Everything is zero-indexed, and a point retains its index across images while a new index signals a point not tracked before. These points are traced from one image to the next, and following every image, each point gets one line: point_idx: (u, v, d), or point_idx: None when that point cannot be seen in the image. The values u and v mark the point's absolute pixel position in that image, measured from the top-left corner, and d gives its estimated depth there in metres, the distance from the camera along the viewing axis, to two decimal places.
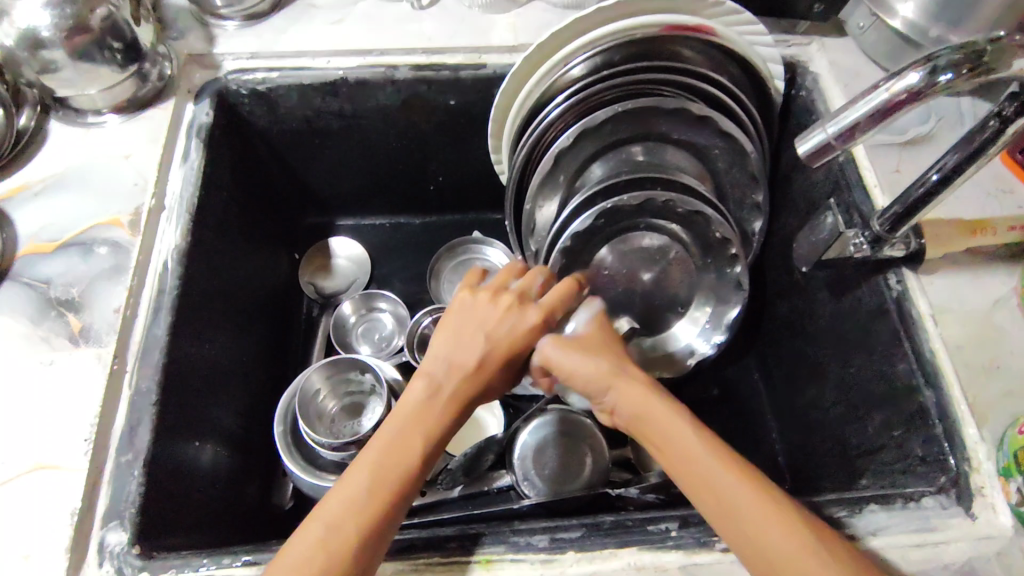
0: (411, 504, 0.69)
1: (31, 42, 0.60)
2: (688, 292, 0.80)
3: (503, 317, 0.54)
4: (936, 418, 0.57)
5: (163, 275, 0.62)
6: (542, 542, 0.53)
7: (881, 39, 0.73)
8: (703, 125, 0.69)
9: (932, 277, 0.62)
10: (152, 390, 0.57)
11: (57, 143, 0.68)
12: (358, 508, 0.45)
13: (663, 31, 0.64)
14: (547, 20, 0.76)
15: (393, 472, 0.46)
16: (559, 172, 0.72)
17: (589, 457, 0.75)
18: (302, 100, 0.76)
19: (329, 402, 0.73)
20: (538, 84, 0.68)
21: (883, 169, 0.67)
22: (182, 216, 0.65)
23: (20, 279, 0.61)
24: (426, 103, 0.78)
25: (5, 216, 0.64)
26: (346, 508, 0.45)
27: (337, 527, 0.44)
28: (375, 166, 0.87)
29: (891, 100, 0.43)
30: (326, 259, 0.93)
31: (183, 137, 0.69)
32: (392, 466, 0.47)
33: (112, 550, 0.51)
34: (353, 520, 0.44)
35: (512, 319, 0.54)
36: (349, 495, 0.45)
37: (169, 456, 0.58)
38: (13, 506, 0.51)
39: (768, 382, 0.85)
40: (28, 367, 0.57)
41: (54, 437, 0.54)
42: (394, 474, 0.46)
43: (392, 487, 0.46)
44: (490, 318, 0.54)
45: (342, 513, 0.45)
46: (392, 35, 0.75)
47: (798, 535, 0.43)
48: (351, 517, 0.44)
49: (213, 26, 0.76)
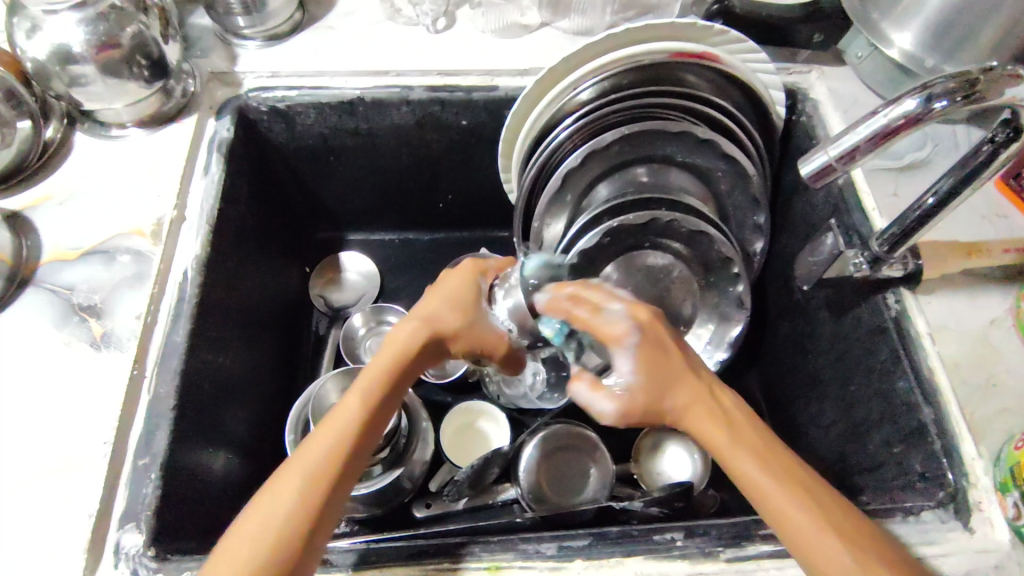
0: (417, 515, 0.72)
1: (62, 56, 0.62)
2: (692, 310, 0.83)
3: (472, 305, 0.59)
4: (935, 434, 0.59)
5: (184, 283, 0.64)
6: (551, 550, 0.53)
7: (879, 70, 0.75)
8: (709, 150, 0.74)
9: (929, 297, 0.64)
10: (171, 395, 0.59)
11: (82, 153, 0.70)
12: (275, 519, 0.46)
13: (670, 57, 0.68)
14: (557, 45, 0.80)
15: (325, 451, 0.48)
16: (567, 191, 0.76)
17: (594, 470, 0.76)
18: (319, 118, 0.79)
19: None
20: (548, 106, 0.71)
21: (880, 193, 0.69)
22: (202, 227, 0.67)
23: (44, 284, 0.63)
24: (441, 123, 0.81)
25: (29, 223, 0.66)
26: (266, 518, 0.46)
27: (268, 523, 0.46)
28: (388, 185, 0.90)
29: (890, 124, 0.45)
30: (337, 272, 0.94)
31: (204, 151, 0.72)
32: (317, 453, 0.48)
33: (128, 551, 0.52)
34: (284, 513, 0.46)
35: (456, 296, 0.59)
36: (277, 497, 0.47)
37: (184, 461, 0.59)
38: (32, 506, 0.52)
39: (769, 400, 0.86)
40: (50, 371, 0.58)
41: (75, 438, 0.55)
42: (309, 475, 0.47)
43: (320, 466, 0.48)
44: (450, 287, 0.59)
45: (263, 524, 0.46)
46: (409, 57, 0.78)
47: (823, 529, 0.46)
48: (278, 508, 0.46)
49: (235, 45, 0.78)
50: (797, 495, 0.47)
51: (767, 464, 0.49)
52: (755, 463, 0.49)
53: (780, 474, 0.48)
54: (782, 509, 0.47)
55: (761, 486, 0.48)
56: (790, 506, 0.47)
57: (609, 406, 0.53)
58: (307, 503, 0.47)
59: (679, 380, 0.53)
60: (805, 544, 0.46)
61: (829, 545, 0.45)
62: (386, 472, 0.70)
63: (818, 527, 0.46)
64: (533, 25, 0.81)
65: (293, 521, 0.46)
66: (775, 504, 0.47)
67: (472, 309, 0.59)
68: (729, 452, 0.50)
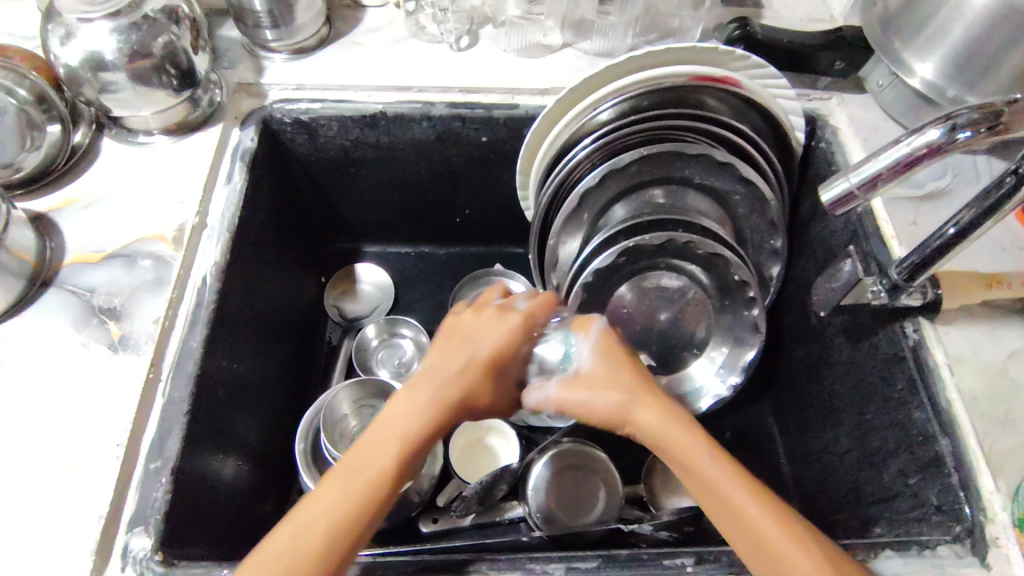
0: (423, 529, 0.72)
1: (94, 64, 0.64)
2: (706, 332, 0.83)
3: (505, 367, 0.56)
4: (952, 467, 0.58)
5: (202, 289, 0.64)
6: (558, 571, 0.53)
7: (899, 98, 0.75)
8: (726, 172, 0.75)
9: (948, 327, 0.64)
10: (185, 399, 0.59)
11: (108, 158, 0.72)
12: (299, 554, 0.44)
13: (690, 80, 0.69)
14: (578, 66, 0.81)
15: (355, 507, 0.46)
16: (583, 210, 0.77)
17: (603, 492, 0.74)
18: (341, 131, 0.80)
19: (351, 423, 0.74)
20: (567, 126, 0.73)
21: (900, 221, 0.69)
22: (222, 233, 0.68)
23: (65, 285, 0.64)
24: (461, 139, 0.81)
25: (54, 225, 0.67)
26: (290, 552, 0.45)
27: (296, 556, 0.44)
28: (405, 199, 0.91)
29: (915, 153, 0.45)
30: (352, 283, 0.95)
31: (228, 160, 0.73)
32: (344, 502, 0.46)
33: (135, 554, 0.52)
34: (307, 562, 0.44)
35: (502, 340, 0.56)
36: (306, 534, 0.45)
37: (195, 465, 0.59)
38: (44, 505, 0.53)
39: (782, 426, 0.85)
40: (68, 371, 0.59)
41: (88, 439, 0.56)
42: (342, 513, 0.46)
43: (347, 521, 0.46)
44: (487, 344, 0.55)
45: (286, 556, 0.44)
46: (431, 74, 0.79)
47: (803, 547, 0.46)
48: (304, 553, 0.45)
49: (262, 57, 0.80)
50: (772, 510, 0.48)
51: (739, 479, 0.49)
52: (734, 480, 0.49)
53: (754, 493, 0.48)
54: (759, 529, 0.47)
55: (733, 503, 0.48)
56: (765, 519, 0.47)
57: (553, 389, 0.56)
58: (336, 544, 0.45)
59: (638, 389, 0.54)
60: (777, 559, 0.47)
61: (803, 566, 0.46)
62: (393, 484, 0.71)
63: (789, 543, 0.47)
64: (555, 45, 0.82)
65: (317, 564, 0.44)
66: (750, 518, 0.48)
67: (503, 373, 0.56)
68: (691, 448, 0.50)
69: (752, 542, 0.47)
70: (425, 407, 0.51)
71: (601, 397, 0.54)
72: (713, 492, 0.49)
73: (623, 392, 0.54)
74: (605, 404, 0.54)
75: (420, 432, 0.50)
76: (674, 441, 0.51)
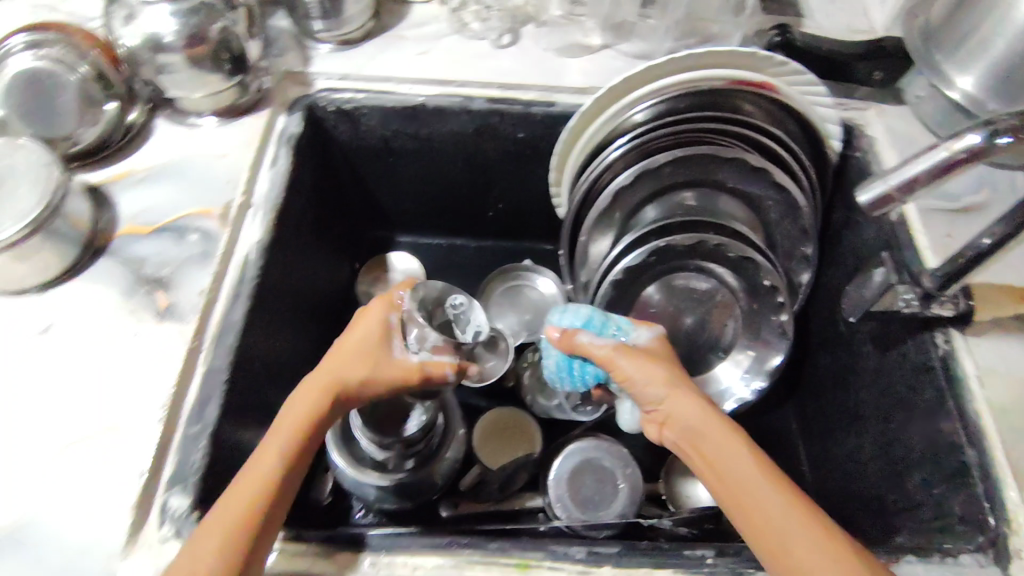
0: (444, 513, 0.75)
1: (155, 45, 0.67)
2: (731, 336, 0.83)
3: (382, 342, 0.59)
4: (977, 477, 0.58)
5: (245, 265, 0.67)
6: (580, 553, 0.54)
7: (938, 110, 0.75)
8: (760, 177, 0.75)
9: (979, 339, 0.63)
10: (224, 368, 0.61)
11: (161, 137, 0.75)
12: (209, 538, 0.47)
13: (727, 84, 0.70)
14: (616, 67, 0.82)
15: (256, 489, 0.50)
16: (615, 209, 0.79)
17: (623, 483, 0.74)
18: (383, 121, 0.82)
19: None
20: (603, 126, 0.75)
21: (934, 233, 0.69)
22: (266, 213, 0.70)
23: (118, 255, 0.66)
24: (498, 134, 0.83)
25: (108, 198, 0.70)
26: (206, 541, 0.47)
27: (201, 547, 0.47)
28: (439, 191, 0.93)
29: (952, 158, 0.45)
30: (383, 271, 0.96)
31: (274, 144, 0.76)
32: (243, 490, 0.50)
33: (173, 513, 0.54)
34: (216, 542, 0.47)
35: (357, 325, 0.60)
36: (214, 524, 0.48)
37: (231, 433, 0.61)
38: (90, 460, 0.55)
39: (805, 433, 0.85)
40: (118, 336, 0.61)
41: (134, 401, 0.58)
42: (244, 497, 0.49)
43: (244, 506, 0.49)
44: (370, 326, 0.60)
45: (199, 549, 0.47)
46: (473, 70, 0.81)
47: (807, 522, 0.49)
48: (208, 537, 0.47)
49: (310, 47, 0.82)
50: (784, 491, 0.52)
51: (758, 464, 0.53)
52: (754, 464, 0.53)
53: (770, 476, 0.53)
54: (767, 504, 0.51)
55: (749, 481, 0.52)
56: (775, 495, 0.51)
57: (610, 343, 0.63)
58: (238, 525, 0.48)
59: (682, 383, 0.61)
60: (779, 529, 0.49)
61: (803, 537, 0.49)
62: (417, 469, 0.71)
63: (794, 517, 0.50)
64: (595, 46, 0.84)
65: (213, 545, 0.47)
66: (763, 492, 0.51)
67: (378, 349, 0.58)
68: (723, 433, 0.56)
69: (759, 513, 0.51)
70: (312, 392, 0.55)
71: (650, 375, 0.61)
72: (734, 471, 0.54)
73: (664, 372, 0.61)
74: (651, 382, 0.61)
75: (299, 417, 0.54)
76: (706, 425, 0.57)
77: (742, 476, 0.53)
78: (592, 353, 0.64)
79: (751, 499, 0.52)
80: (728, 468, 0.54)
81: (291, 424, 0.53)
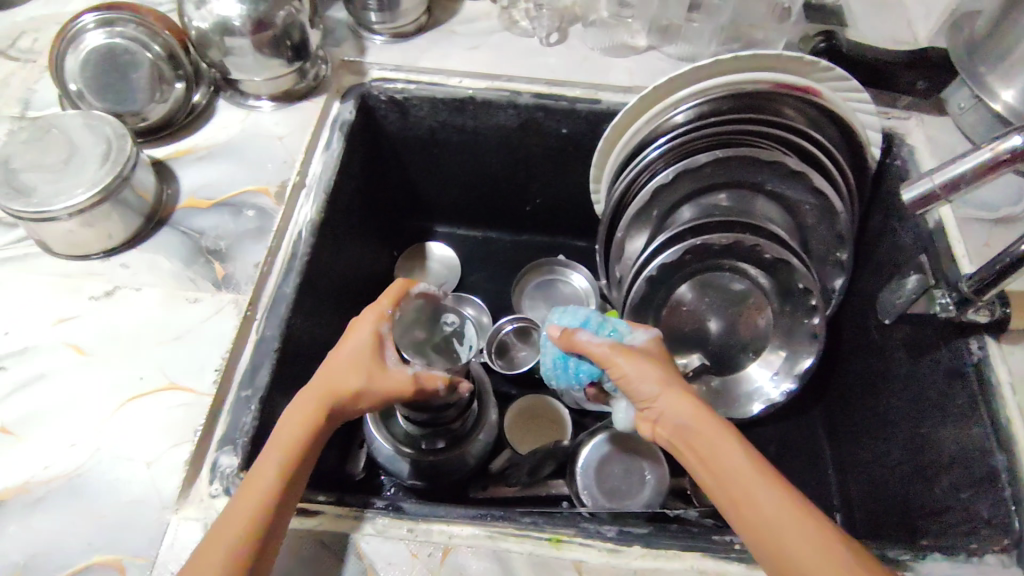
0: (473, 493, 0.77)
1: (224, 29, 0.70)
2: (762, 337, 0.85)
3: (376, 350, 0.58)
4: (1006, 482, 0.58)
5: (298, 242, 0.69)
6: (611, 532, 0.55)
7: (980, 122, 0.76)
8: (798, 180, 0.76)
9: (1013, 347, 0.64)
10: (275, 337, 0.64)
11: (222, 118, 0.78)
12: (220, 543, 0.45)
13: (773, 87, 0.72)
14: (661, 68, 0.84)
15: (256, 497, 0.48)
16: (653, 208, 0.81)
17: (650, 475, 0.75)
18: (431, 112, 0.85)
19: None
20: (647, 123, 0.77)
21: (971, 241, 0.70)
22: (318, 194, 0.73)
23: (178, 226, 0.70)
24: (541, 129, 0.85)
25: (171, 172, 0.73)
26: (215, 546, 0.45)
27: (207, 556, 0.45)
28: (479, 184, 0.95)
29: (998, 157, 0.46)
30: (421, 258, 0.99)
31: (327, 128, 0.78)
32: (250, 496, 0.48)
33: (223, 470, 0.56)
34: (218, 552, 0.45)
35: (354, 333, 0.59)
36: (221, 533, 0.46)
37: (277, 401, 0.64)
38: (148, 415, 0.58)
39: (831, 439, 0.86)
40: (176, 301, 0.64)
41: (189, 363, 0.61)
42: (252, 500, 0.47)
43: (254, 510, 0.47)
44: (364, 331, 0.59)
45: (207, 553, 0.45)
46: (521, 65, 0.84)
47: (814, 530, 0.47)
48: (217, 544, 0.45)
49: (366, 38, 0.86)
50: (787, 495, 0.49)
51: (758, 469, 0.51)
52: (751, 467, 0.51)
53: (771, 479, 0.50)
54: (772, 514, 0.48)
55: (749, 489, 0.50)
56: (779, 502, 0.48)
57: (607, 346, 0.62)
58: (248, 529, 0.46)
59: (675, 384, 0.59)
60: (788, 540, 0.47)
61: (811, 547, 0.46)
62: (449, 448, 0.74)
63: (800, 527, 0.47)
64: (641, 47, 0.86)
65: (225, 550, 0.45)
66: (767, 500, 0.49)
67: (376, 357, 0.58)
68: (718, 437, 0.53)
69: (764, 525, 0.48)
70: (308, 400, 0.54)
71: (644, 379, 0.59)
72: (735, 479, 0.51)
73: (661, 373, 0.59)
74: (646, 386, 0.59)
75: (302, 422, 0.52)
76: (701, 427, 0.55)
77: (745, 484, 0.50)
78: (587, 350, 0.64)
79: (755, 510, 0.49)
80: (729, 475, 0.51)
81: (294, 430, 0.52)
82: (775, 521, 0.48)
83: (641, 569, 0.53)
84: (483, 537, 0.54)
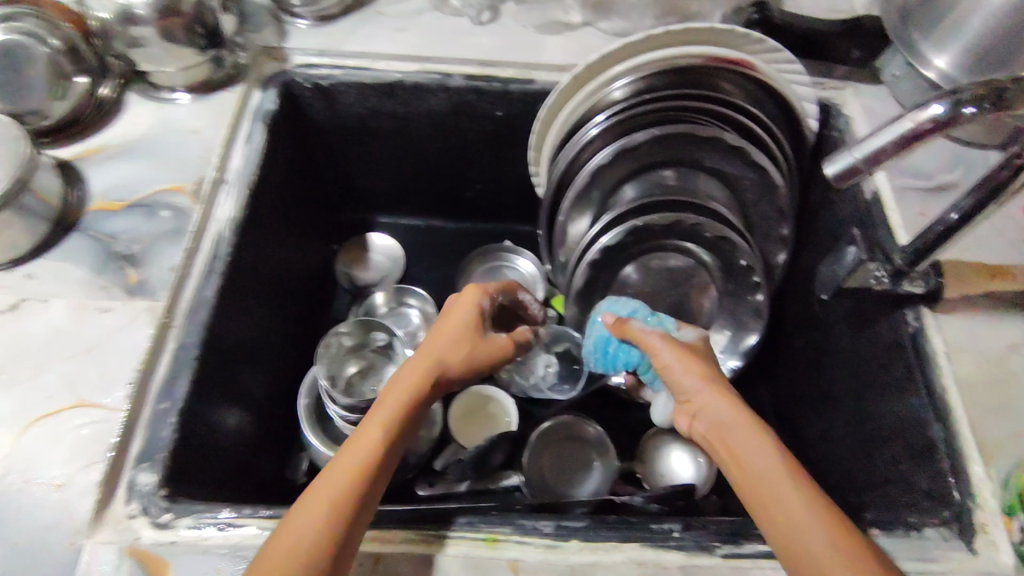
0: (417, 493, 0.72)
1: (126, 17, 0.66)
2: (708, 315, 0.84)
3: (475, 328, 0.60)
4: (944, 453, 0.58)
5: (216, 242, 0.66)
6: (548, 528, 0.54)
7: (913, 90, 0.75)
8: (737, 155, 0.75)
9: (949, 316, 0.64)
10: (195, 345, 0.61)
11: (134, 112, 0.74)
12: (328, 498, 0.44)
13: (706, 62, 0.70)
14: (596, 44, 0.81)
15: (366, 458, 0.46)
16: (594, 190, 0.78)
17: (597, 463, 0.77)
18: (359, 98, 0.81)
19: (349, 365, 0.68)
20: (582, 102, 0.75)
21: (907, 211, 0.69)
22: (240, 190, 0.69)
23: (88, 231, 0.66)
24: (476, 112, 0.83)
25: (80, 173, 0.69)
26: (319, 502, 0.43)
27: (312, 511, 0.43)
28: (418, 171, 0.92)
29: (919, 127, 0.43)
30: (362, 251, 0.96)
31: (248, 120, 0.75)
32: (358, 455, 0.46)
33: (140, 489, 0.54)
34: (323, 511, 0.43)
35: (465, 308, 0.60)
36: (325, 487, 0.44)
37: (201, 410, 0.61)
38: (57, 435, 0.55)
39: (779, 414, 0.86)
40: (86, 311, 0.61)
41: (101, 376, 0.57)
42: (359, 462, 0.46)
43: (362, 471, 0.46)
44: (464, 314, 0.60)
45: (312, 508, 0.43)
46: (450, 46, 0.80)
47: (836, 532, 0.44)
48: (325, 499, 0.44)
49: (287, 23, 0.81)
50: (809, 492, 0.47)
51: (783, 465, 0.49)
52: (772, 463, 0.49)
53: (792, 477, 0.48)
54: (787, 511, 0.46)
55: (767, 484, 0.48)
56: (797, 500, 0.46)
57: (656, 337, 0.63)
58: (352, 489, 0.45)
59: (717, 377, 0.58)
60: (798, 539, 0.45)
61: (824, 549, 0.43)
62: None
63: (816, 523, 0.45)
64: (574, 23, 0.83)
65: (333, 509, 0.43)
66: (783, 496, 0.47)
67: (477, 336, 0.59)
68: (746, 434, 0.52)
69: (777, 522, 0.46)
70: (416, 368, 0.54)
71: (688, 370, 0.59)
72: (755, 476, 0.49)
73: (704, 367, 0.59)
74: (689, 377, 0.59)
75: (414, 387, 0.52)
76: (736, 424, 0.53)
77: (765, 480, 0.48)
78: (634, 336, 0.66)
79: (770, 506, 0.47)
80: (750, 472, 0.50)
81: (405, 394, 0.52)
82: (795, 519, 0.45)
83: (578, 564, 0.52)
84: (416, 542, 0.52)
